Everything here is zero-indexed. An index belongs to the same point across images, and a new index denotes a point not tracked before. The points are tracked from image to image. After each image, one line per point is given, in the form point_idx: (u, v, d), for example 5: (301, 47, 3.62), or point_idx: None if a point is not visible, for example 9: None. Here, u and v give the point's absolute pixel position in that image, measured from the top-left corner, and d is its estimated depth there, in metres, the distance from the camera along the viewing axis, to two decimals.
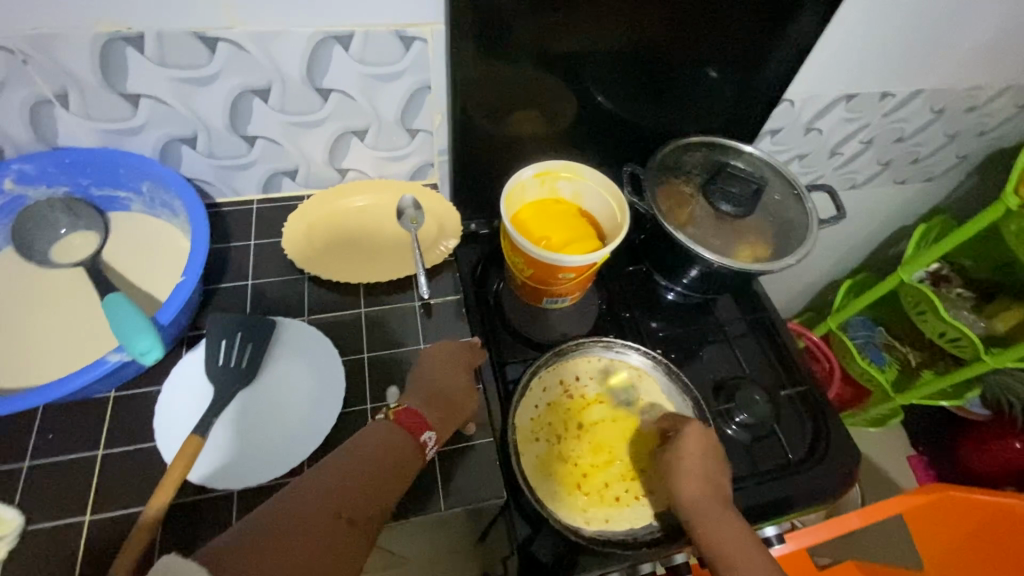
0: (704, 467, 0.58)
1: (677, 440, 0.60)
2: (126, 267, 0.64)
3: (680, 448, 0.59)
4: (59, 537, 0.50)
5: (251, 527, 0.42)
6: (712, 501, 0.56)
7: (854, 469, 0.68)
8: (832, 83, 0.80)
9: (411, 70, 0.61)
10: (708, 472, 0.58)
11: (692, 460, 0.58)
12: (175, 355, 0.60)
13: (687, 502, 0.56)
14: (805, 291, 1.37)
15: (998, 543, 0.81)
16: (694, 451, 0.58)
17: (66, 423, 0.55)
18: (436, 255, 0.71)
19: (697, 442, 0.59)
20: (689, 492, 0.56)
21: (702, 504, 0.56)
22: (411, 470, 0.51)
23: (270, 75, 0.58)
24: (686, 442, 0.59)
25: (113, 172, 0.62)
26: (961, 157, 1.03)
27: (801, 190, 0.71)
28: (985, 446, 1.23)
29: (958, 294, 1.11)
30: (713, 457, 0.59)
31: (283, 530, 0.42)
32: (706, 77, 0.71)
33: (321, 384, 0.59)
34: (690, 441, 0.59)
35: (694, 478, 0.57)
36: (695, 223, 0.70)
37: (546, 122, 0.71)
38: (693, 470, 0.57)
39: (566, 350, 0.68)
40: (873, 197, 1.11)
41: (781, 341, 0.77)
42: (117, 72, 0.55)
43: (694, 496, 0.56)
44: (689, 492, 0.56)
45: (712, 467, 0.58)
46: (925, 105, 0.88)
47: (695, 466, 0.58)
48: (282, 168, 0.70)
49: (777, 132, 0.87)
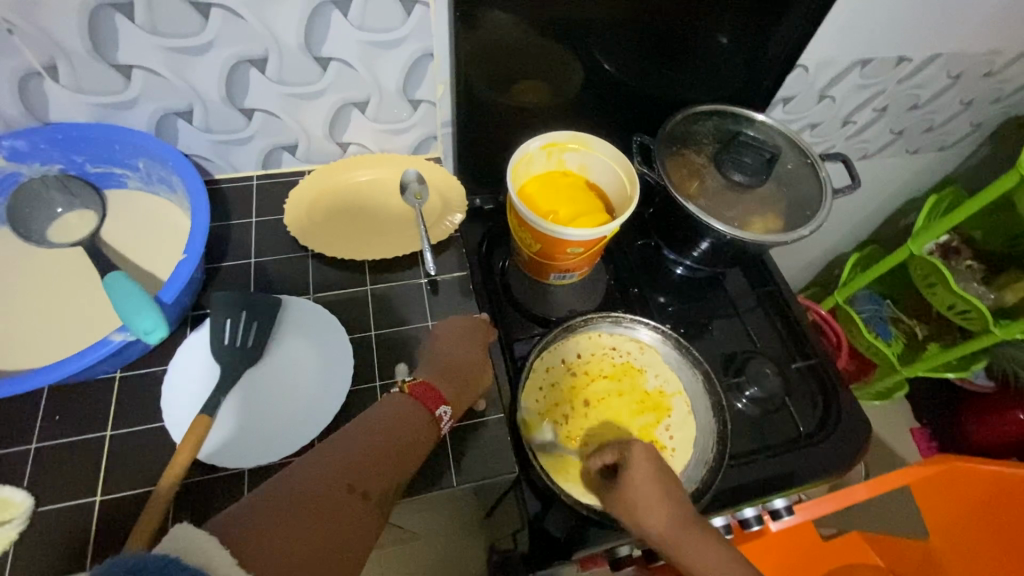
0: (660, 490, 0.53)
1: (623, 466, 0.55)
2: (126, 247, 0.62)
3: (629, 474, 0.54)
4: (71, 517, 0.49)
5: (266, 499, 0.41)
6: (681, 525, 0.52)
7: (865, 442, 0.67)
8: (848, 48, 0.77)
9: (413, 36, 0.59)
10: (667, 492, 0.53)
11: (643, 488, 0.53)
12: (179, 336, 0.59)
13: (659, 537, 0.52)
14: (812, 265, 1.36)
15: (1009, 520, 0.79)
16: (644, 473, 0.53)
17: (71, 405, 0.55)
18: (442, 231, 0.69)
19: (645, 465, 0.54)
20: (657, 525, 0.52)
21: (671, 531, 0.52)
22: (423, 446, 0.51)
23: (266, 43, 0.56)
24: (633, 468, 0.54)
25: (107, 148, 0.60)
26: (976, 124, 1.01)
27: (814, 158, 0.70)
28: (990, 418, 1.23)
29: (967, 267, 1.10)
30: (668, 477, 0.54)
31: (297, 503, 0.41)
32: (717, 44, 0.68)
33: (329, 361, 0.58)
34: (637, 464, 0.54)
35: (654, 508, 0.52)
36: (705, 194, 0.68)
37: (552, 92, 0.69)
38: (652, 498, 0.52)
39: (573, 326, 0.68)
40: (885, 168, 1.09)
41: (791, 315, 0.76)
42: (107, 42, 0.53)
43: (661, 533, 0.52)
44: (657, 525, 0.52)
45: (668, 487, 0.53)
46: (943, 70, 0.85)
47: (652, 492, 0.53)
48: (282, 142, 0.68)
49: (788, 100, 0.85)
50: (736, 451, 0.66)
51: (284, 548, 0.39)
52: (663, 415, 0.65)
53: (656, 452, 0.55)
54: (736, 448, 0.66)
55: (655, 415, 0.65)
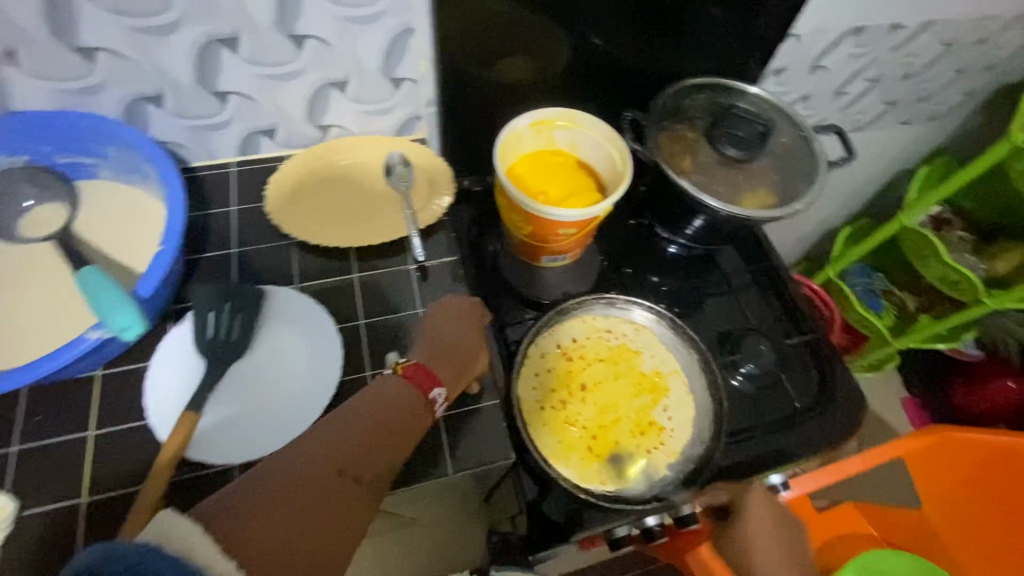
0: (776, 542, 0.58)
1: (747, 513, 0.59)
2: (101, 240, 0.60)
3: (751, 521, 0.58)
4: (58, 520, 0.48)
5: (253, 485, 0.40)
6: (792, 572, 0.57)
7: (861, 416, 0.67)
8: (841, 16, 0.75)
9: (391, 10, 0.56)
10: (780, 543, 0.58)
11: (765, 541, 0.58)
12: (162, 330, 0.58)
13: None
14: (804, 239, 1.35)
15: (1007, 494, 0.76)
16: (765, 521, 0.59)
17: (52, 406, 0.53)
18: (429, 215, 0.67)
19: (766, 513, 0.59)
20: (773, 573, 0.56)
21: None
22: (416, 431, 0.50)
23: (236, 22, 0.53)
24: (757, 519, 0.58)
25: (75, 136, 0.57)
26: (968, 93, 0.99)
27: (809, 131, 0.68)
28: (980, 387, 1.26)
29: (958, 238, 1.10)
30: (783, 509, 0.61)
31: (287, 489, 0.40)
32: (708, 15, 0.66)
33: (316, 355, 0.56)
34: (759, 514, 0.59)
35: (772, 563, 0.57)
36: (699, 171, 0.66)
37: (539, 68, 0.66)
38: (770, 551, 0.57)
39: (567, 309, 0.67)
40: (878, 140, 1.07)
41: (786, 290, 0.76)
42: (67, 24, 0.50)
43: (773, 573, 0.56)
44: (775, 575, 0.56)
45: (783, 541, 0.59)
46: (936, 37, 0.84)
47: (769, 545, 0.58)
48: (259, 126, 0.66)
49: (781, 72, 0.83)
50: (732, 429, 0.66)
51: (273, 534, 0.37)
52: (660, 396, 0.65)
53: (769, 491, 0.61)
54: (732, 425, 0.66)
55: (651, 397, 0.65)
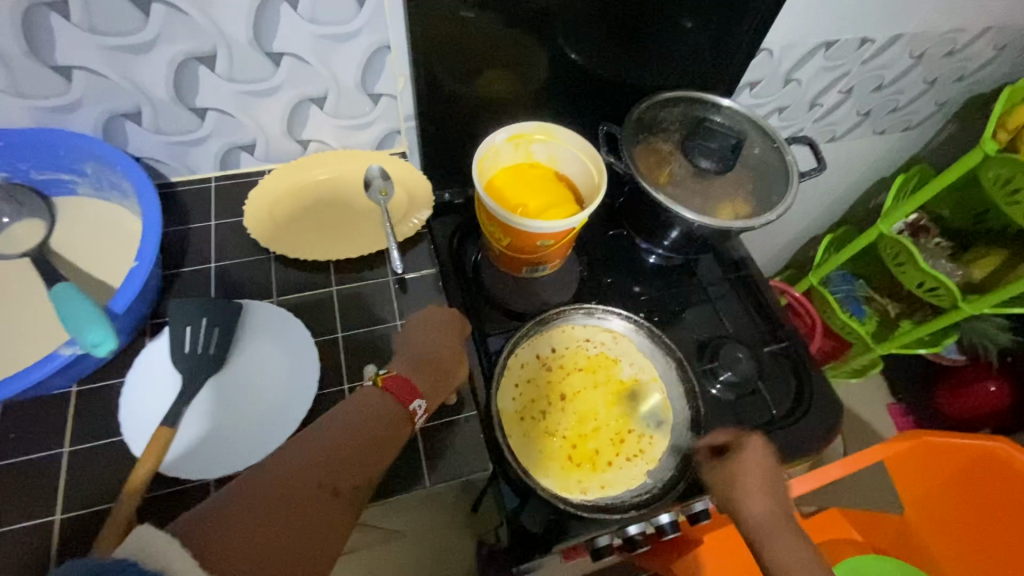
0: (765, 482, 0.56)
1: (738, 451, 0.58)
2: (78, 256, 0.60)
3: (742, 458, 0.57)
4: (29, 538, 0.48)
5: (233, 497, 0.40)
6: (778, 521, 0.55)
7: (837, 422, 0.68)
8: (812, 31, 0.77)
9: (368, 27, 0.57)
10: (771, 487, 0.56)
11: (753, 476, 0.56)
12: (139, 345, 0.58)
13: (759, 522, 0.55)
14: (787, 247, 1.37)
15: (995, 502, 0.74)
16: (757, 466, 0.57)
17: (25, 423, 0.53)
18: (408, 229, 0.69)
19: (760, 455, 0.57)
20: (761, 512, 0.55)
21: (769, 523, 0.55)
22: (398, 441, 0.50)
23: (213, 40, 0.54)
24: (748, 455, 0.57)
25: (53, 154, 0.57)
26: (940, 104, 1.02)
27: (781, 142, 0.70)
28: (961, 392, 1.28)
29: (936, 244, 1.12)
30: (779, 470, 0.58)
31: (265, 504, 0.40)
32: (682, 29, 0.68)
33: (293, 369, 0.56)
34: (753, 456, 0.57)
35: (759, 495, 0.55)
36: (674, 182, 0.68)
37: (517, 82, 0.68)
38: (756, 488, 0.55)
39: (547, 320, 0.67)
40: (854, 150, 1.09)
41: (763, 298, 0.77)
42: (44, 43, 0.50)
43: (791, 559, 0.53)
44: (759, 509, 0.55)
45: (774, 486, 0.56)
46: (906, 50, 0.86)
47: (756, 483, 0.56)
48: (239, 141, 0.66)
49: (755, 85, 0.85)
50: None
51: (251, 547, 0.38)
52: (638, 405, 0.65)
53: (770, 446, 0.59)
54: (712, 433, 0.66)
55: (629, 406, 0.65)
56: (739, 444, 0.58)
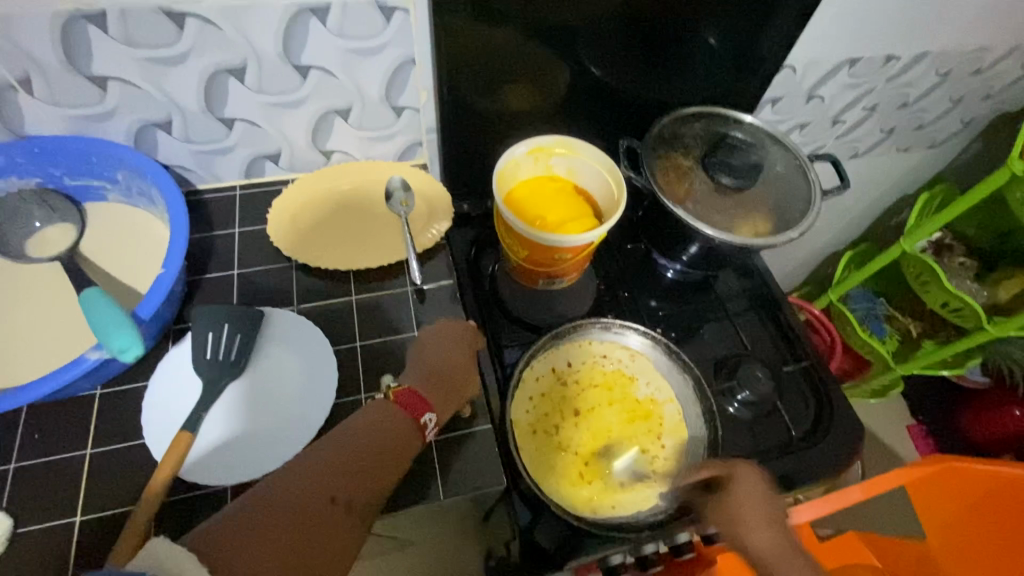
0: (767, 510, 0.53)
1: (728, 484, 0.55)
2: (106, 260, 0.61)
3: (733, 494, 0.54)
4: (50, 538, 0.49)
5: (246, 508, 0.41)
6: (786, 548, 0.51)
7: (859, 444, 0.66)
8: (835, 48, 0.77)
9: (394, 42, 0.58)
10: (770, 512, 0.53)
11: (750, 505, 0.53)
12: (161, 349, 0.59)
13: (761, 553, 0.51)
14: (806, 263, 1.35)
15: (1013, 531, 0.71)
16: (754, 492, 0.54)
17: (50, 423, 0.54)
18: (426, 240, 0.69)
19: (753, 481, 0.55)
20: (760, 544, 0.51)
21: (775, 552, 0.51)
22: (409, 453, 0.49)
23: (243, 53, 0.55)
24: (738, 485, 0.54)
25: (86, 162, 0.59)
26: (966, 122, 1.00)
27: (803, 160, 0.69)
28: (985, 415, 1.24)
29: (960, 264, 1.09)
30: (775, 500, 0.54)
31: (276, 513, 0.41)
32: (704, 46, 0.68)
33: (311, 376, 0.57)
34: (745, 481, 0.55)
35: (757, 525, 0.52)
36: (694, 197, 0.67)
37: (538, 97, 0.68)
38: (759, 518, 0.52)
39: (562, 333, 0.67)
40: (876, 167, 1.08)
41: (783, 317, 0.76)
42: (82, 54, 0.52)
43: None
44: (762, 541, 0.51)
45: (775, 513, 0.53)
46: (931, 68, 0.85)
47: (757, 514, 0.52)
48: (264, 151, 0.68)
49: (776, 101, 0.85)
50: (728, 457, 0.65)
51: (263, 555, 0.38)
52: (653, 424, 0.64)
53: (762, 472, 0.56)
54: (728, 452, 0.65)
55: (644, 423, 0.64)
56: (728, 475, 0.56)
